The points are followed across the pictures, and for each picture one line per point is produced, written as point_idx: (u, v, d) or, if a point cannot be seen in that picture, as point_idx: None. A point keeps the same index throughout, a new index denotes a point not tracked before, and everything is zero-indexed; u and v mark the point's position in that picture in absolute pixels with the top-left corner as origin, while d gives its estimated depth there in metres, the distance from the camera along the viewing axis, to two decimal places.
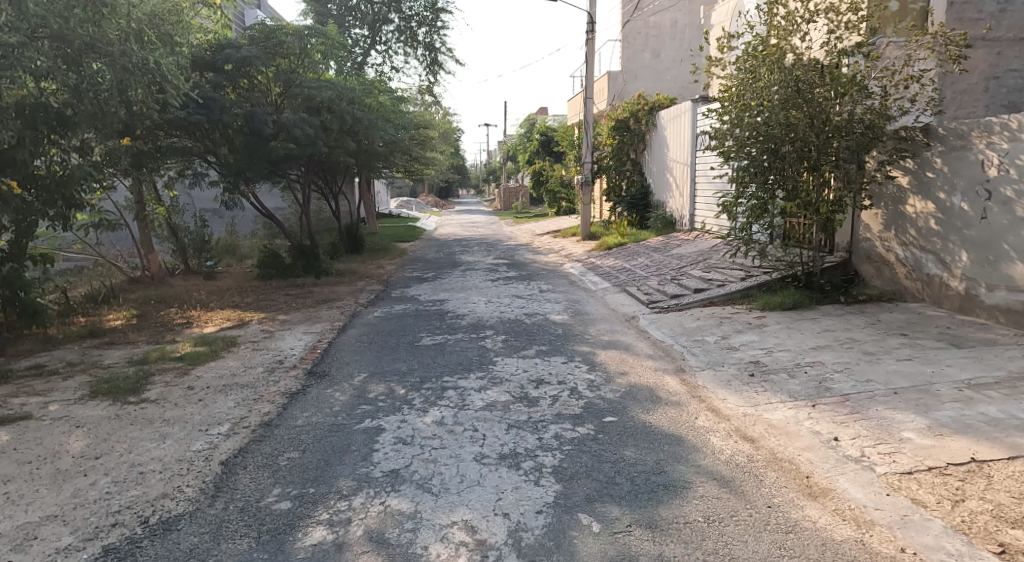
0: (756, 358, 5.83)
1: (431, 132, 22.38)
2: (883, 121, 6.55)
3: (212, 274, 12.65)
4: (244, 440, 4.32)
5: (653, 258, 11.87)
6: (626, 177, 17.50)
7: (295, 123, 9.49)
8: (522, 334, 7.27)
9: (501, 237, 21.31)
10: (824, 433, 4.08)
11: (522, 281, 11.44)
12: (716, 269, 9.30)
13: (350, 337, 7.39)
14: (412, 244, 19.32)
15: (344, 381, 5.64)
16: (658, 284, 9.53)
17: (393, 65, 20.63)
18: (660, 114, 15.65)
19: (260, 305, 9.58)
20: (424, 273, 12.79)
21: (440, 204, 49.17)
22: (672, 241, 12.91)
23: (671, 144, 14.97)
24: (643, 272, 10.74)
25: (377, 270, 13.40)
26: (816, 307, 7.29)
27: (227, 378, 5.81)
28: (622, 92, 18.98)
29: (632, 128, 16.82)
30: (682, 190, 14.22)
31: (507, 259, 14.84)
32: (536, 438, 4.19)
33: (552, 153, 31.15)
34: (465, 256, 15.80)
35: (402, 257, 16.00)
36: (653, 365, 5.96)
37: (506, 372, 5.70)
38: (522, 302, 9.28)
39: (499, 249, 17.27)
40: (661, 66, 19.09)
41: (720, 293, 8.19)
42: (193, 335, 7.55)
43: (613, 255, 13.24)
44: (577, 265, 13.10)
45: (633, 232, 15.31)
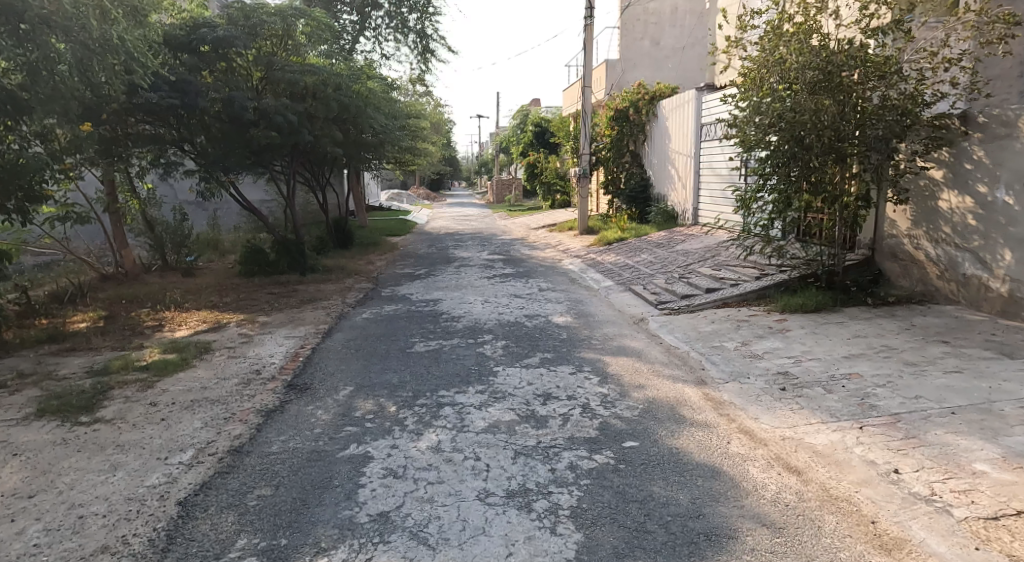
0: (784, 368, 5.29)
1: (422, 122, 21.71)
2: (918, 107, 6.00)
3: (191, 271, 11.97)
4: (207, 473, 3.72)
5: (657, 254, 11.33)
6: (625, 170, 16.94)
7: (276, 109, 8.82)
8: (524, 339, 6.68)
9: (495, 231, 20.72)
10: (881, 463, 3.53)
11: (520, 279, 10.87)
12: (727, 267, 8.78)
13: (335, 343, 6.77)
14: (404, 238, 18.69)
15: (327, 396, 5.04)
16: (666, 283, 8.97)
17: (382, 52, 19.92)
18: (662, 104, 15.12)
19: (240, 305, 8.93)
20: (416, 270, 12.17)
21: (432, 196, 48.45)
22: (676, 237, 12.38)
23: (673, 135, 14.43)
24: (648, 270, 10.20)
25: (367, 267, 12.77)
26: (840, 309, 6.76)
27: (196, 392, 5.20)
28: (619, 82, 18.47)
29: (632, 119, 16.26)
30: (685, 183, 13.68)
31: (503, 255, 14.24)
32: (548, 471, 3.61)
33: (547, 145, 30.52)
34: (458, 251, 15.19)
35: (393, 252, 15.38)
36: (670, 375, 5.40)
37: (509, 385, 5.13)
38: (521, 302, 8.71)
39: (494, 244, 16.68)
40: (660, 55, 18.50)
41: (734, 293, 7.66)
42: (163, 340, 6.91)
43: (614, 251, 12.68)
44: (577, 261, 12.54)
45: (634, 227, 14.77)
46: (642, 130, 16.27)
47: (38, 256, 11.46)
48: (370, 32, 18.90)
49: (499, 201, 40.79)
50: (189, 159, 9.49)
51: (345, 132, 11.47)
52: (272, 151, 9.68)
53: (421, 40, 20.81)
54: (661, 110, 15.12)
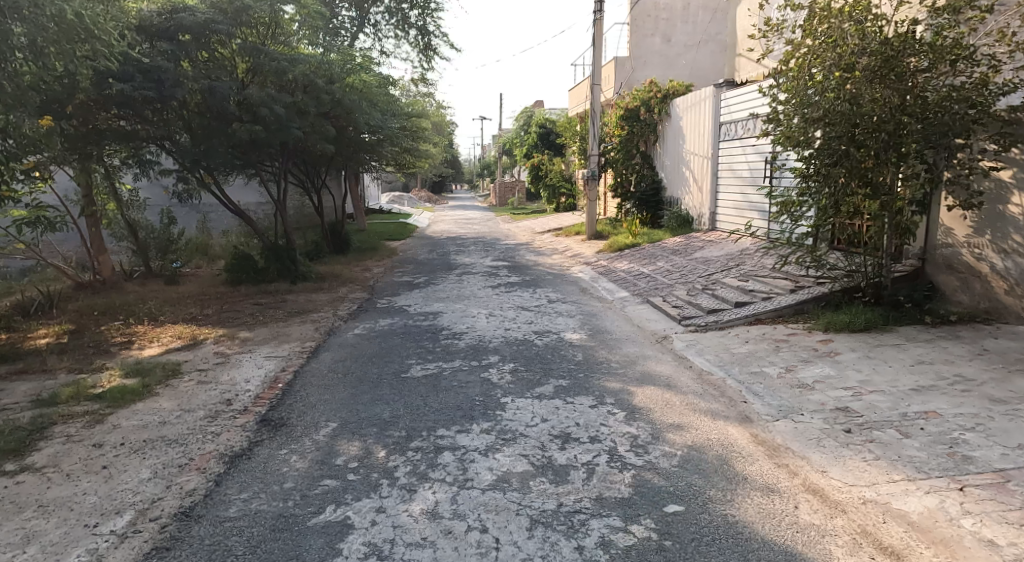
0: (842, 402, 4.51)
1: (423, 122, 21.01)
2: (990, 96, 5.20)
3: (174, 278, 11.22)
4: (142, 549, 2.94)
5: (673, 263, 10.57)
6: (635, 172, 16.18)
7: (261, 102, 8.07)
8: (535, 362, 5.91)
9: (499, 235, 19.97)
10: (1004, 544, 2.74)
11: (527, 288, 10.11)
12: (755, 278, 8.02)
13: (322, 364, 5.99)
14: (404, 243, 17.95)
15: (305, 436, 4.27)
16: (689, 295, 8.19)
17: (382, 50, 19.22)
18: (676, 102, 14.33)
19: (222, 318, 8.16)
20: (416, 278, 11.42)
21: (433, 199, 47.76)
22: (692, 243, 11.62)
23: (689, 135, 13.65)
24: (665, 281, 9.44)
25: (363, 274, 12.02)
26: (892, 328, 5.98)
27: (152, 429, 4.42)
28: (629, 80, 17.68)
29: (643, 118, 15.50)
30: (701, 185, 12.92)
31: (508, 261, 13.46)
32: (575, 550, 2.84)
33: (550, 147, 29.79)
34: (460, 257, 14.43)
35: (392, 258, 14.64)
36: (707, 410, 4.63)
37: (520, 423, 4.35)
38: (529, 317, 7.93)
39: (498, 249, 15.90)
40: (671, 52, 17.76)
41: (767, 308, 6.89)
42: (128, 361, 6.15)
43: (626, 258, 11.92)
44: (586, 269, 11.78)
45: (646, 232, 14.02)
46: (654, 130, 15.49)
47: (11, 262, 10.71)
48: (369, 29, 18.20)
49: (502, 204, 40.08)
50: (169, 158, 8.76)
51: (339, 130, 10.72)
52: (258, 148, 8.93)
53: (422, 37, 20.10)
54: (675, 108, 14.34)
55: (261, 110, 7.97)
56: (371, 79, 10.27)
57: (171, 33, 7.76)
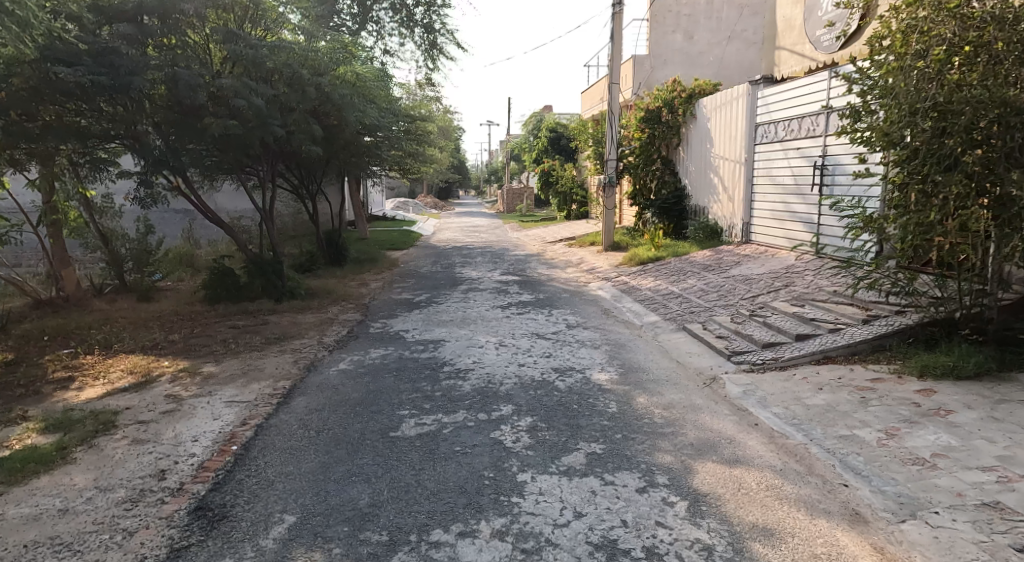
0: (988, 492, 3.28)
1: (428, 125, 19.91)
2: None
3: (149, 294, 10.10)
4: None
5: (706, 280, 9.38)
6: (656, 178, 15.01)
7: (236, 95, 6.95)
8: (558, 415, 4.72)
9: (508, 245, 18.82)
10: None
11: (541, 309, 8.94)
12: (813, 304, 6.82)
13: (293, 414, 4.83)
14: (406, 253, 16.84)
15: (249, 539, 3.08)
16: (733, 322, 6.98)
17: (385, 48, 18.18)
18: (703, 101, 13.16)
19: (189, 345, 7.03)
20: (417, 295, 10.28)
21: (439, 205, 46.68)
22: (725, 258, 10.42)
23: (717, 137, 12.48)
24: (700, 303, 8.24)
25: (358, 290, 10.89)
26: (1008, 375, 4.75)
27: (44, 524, 3.24)
28: (649, 80, 16.54)
29: (666, 120, 14.34)
30: (733, 193, 11.75)
31: (518, 276, 12.31)
32: None
33: (562, 152, 28.63)
34: (466, 270, 13.28)
35: (393, 270, 13.51)
36: (798, 499, 3.41)
37: (547, 524, 3.16)
38: (547, 349, 6.74)
39: (507, 261, 14.74)
40: (694, 50, 16.61)
41: (839, 344, 5.68)
42: (57, 407, 5.01)
43: (650, 274, 10.73)
44: (606, 286, 10.61)
45: (670, 244, 12.83)
46: (677, 132, 14.31)
47: None
48: (372, 26, 17.15)
49: (510, 210, 38.94)
50: (134, 159, 7.66)
51: (331, 130, 9.62)
52: (236, 149, 7.83)
53: (428, 36, 19.03)
54: (702, 108, 13.17)
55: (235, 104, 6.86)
56: (367, 73, 9.15)
57: (132, 14, 6.67)
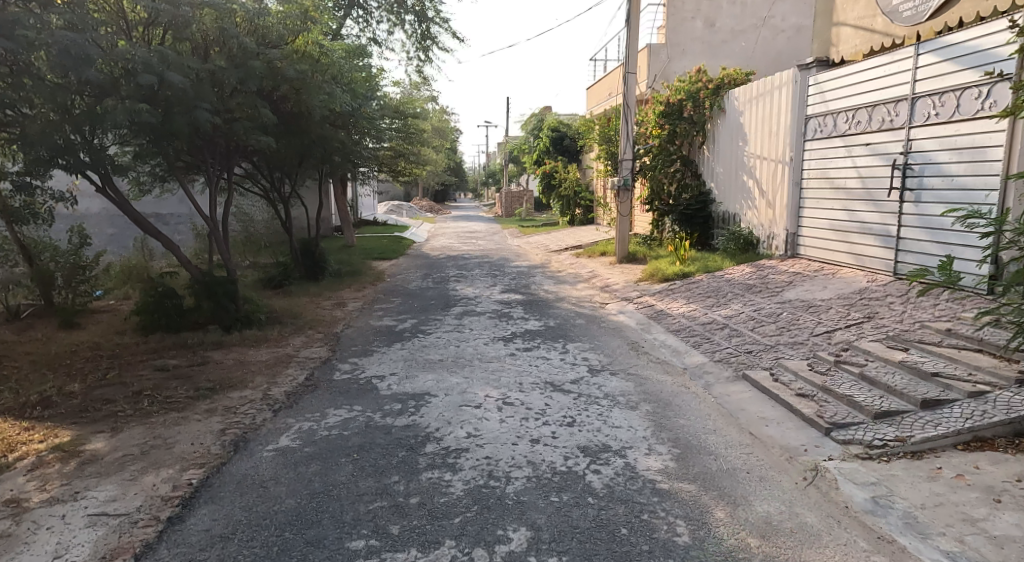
0: None
1: (421, 122, 18.17)
2: None
3: (75, 320, 8.33)
4: None
5: (753, 306, 7.67)
6: (676, 181, 13.36)
7: (148, 67, 5.18)
8: (602, 556, 2.96)
9: (508, 254, 17.09)
10: None
11: (553, 343, 7.21)
12: (923, 349, 5.08)
13: (182, 549, 3.06)
14: (395, 264, 15.09)
15: None
16: (814, 373, 5.21)
17: (374, 38, 16.47)
18: (734, 93, 11.51)
19: (88, 401, 5.27)
20: (400, 321, 8.53)
21: (435, 208, 44.77)
22: (771, 277, 8.72)
23: (755, 134, 10.79)
24: (755, 338, 6.52)
25: (331, 313, 9.16)
26: None
27: None
28: (664, 72, 14.98)
29: (689, 115, 12.66)
30: (776, 199, 10.09)
31: (522, 294, 10.58)
32: None
33: (564, 152, 26.90)
34: (461, 286, 11.55)
35: (376, 286, 11.78)
36: None
37: None
38: (567, 411, 4.99)
39: (508, 274, 13.00)
40: (715, 39, 15.03)
41: (996, 418, 3.93)
42: None
43: (680, 296, 8.99)
44: (628, 310, 8.89)
45: (697, 256, 11.15)
46: (702, 129, 12.63)
47: None
48: (359, 12, 15.45)
49: (509, 214, 37.21)
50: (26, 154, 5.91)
51: (298, 118, 7.91)
52: (161, 143, 6.08)
53: (420, 24, 17.28)
54: (733, 100, 11.52)
55: (147, 79, 5.11)
56: (338, 50, 7.43)
57: None
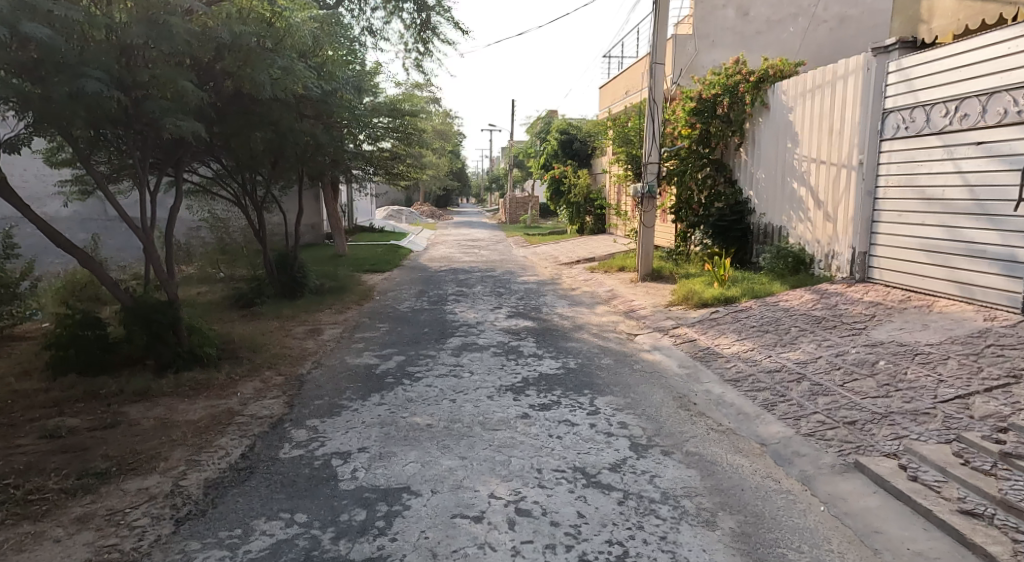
0: None
1: (420, 121, 16.60)
2: None
3: None
4: None
5: (829, 347, 6.04)
6: (711, 189, 11.85)
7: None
8: None
9: (515, 267, 15.47)
10: None
11: (578, 396, 5.58)
12: None
13: None
14: (388, 278, 13.50)
15: None
16: (974, 474, 3.54)
17: (368, 26, 14.92)
18: (781, 86, 9.96)
19: None
20: (384, 359, 6.91)
21: (436, 213, 43.14)
22: (842, 307, 7.10)
23: (807, 134, 9.19)
24: (849, 398, 4.89)
25: (303, 346, 7.54)
26: None
27: None
28: (692, 66, 13.47)
29: (726, 113, 11.12)
30: (835, 212, 8.50)
31: (532, 321, 8.95)
32: None
33: (575, 156, 25.25)
34: (461, 308, 9.94)
35: (363, 307, 10.18)
36: None
37: None
38: (612, 530, 3.32)
39: (515, 293, 11.38)
40: (748, 29, 13.51)
41: None
42: None
43: (729, 331, 7.35)
44: (664, 348, 7.25)
45: (739, 277, 9.56)
46: (741, 129, 11.05)
47: None
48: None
49: (514, 220, 35.56)
50: None
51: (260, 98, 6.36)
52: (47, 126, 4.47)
53: (419, 14, 15.71)
54: (779, 94, 9.96)
55: None
56: (305, 17, 5.84)
57: None
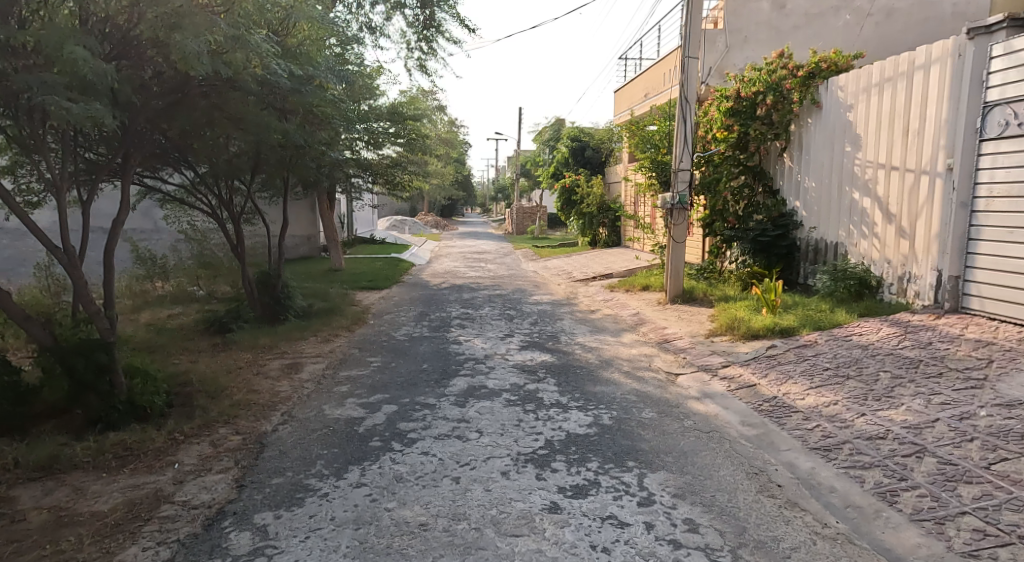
0: None
1: (422, 125, 15.31)
2: None
3: None
4: None
5: (945, 405, 4.65)
6: (748, 199, 10.53)
7: None
8: None
9: (525, 284, 14.12)
10: None
11: (622, 475, 4.21)
12: None
13: None
14: (386, 298, 12.18)
15: None
16: None
17: (366, 22, 13.67)
18: (836, 81, 8.64)
19: None
20: (370, 410, 5.55)
21: (440, 224, 41.89)
22: (939, 346, 5.72)
23: (873, 136, 7.86)
24: (1010, 492, 3.50)
25: (273, 391, 6.20)
26: None
27: None
28: (722, 64, 12.13)
29: (768, 114, 9.79)
30: (913, 226, 7.14)
31: (550, 355, 7.59)
32: None
33: (587, 164, 23.96)
34: (466, 336, 8.60)
35: (352, 334, 8.85)
36: None
37: None
38: None
39: (527, 317, 10.03)
40: (785, 23, 12.18)
41: None
42: None
43: (796, 374, 5.97)
44: (718, 395, 5.88)
45: (791, 302, 8.20)
46: (785, 131, 9.73)
47: None
48: None
49: (521, 232, 34.26)
50: None
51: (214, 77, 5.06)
52: None
53: (422, 11, 14.47)
54: (835, 91, 8.65)
55: None
56: None
57: None
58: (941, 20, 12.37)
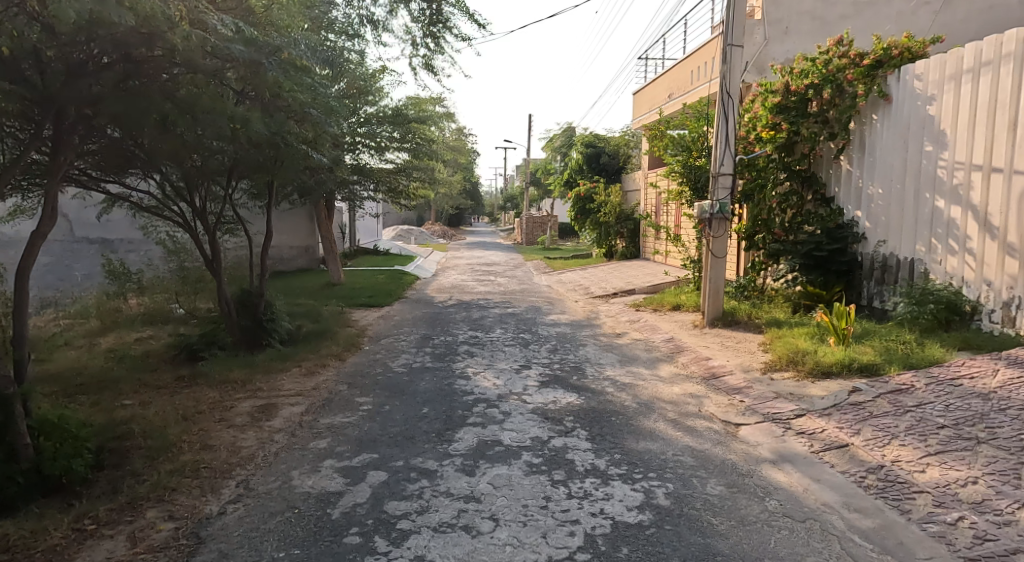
0: None
1: (428, 128, 14.10)
2: None
3: None
4: None
5: None
6: (797, 208, 9.22)
7: None
8: None
9: (539, 301, 12.83)
10: None
11: None
12: None
13: None
14: (386, 317, 10.92)
15: None
16: None
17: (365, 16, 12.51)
18: (912, 70, 7.32)
19: None
20: (351, 480, 4.26)
21: (446, 232, 40.63)
22: None
23: (966, 133, 6.53)
24: None
25: (233, 446, 4.92)
26: None
27: None
28: (761, 58, 10.84)
29: (824, 109, 8.49)
30: None
31: (576, 395, 6.28)
32: None
33: (602, 172, 22.72)
34: (474, 368, 7.30)
35: (342, 364, 7.57)
36: None
37: None
38: None
39: (545, 343, 8.71)
40: (831, 11, 10.90)
41: None
42: None
43: (903, 432, 4.64)
44: (801, 459, 4.55)
45: (864, 329, 6.88)
46: (844, 130, 8.40)
47: None
48: None
49: (529, 241, 32.95)
50: None
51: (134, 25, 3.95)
52: None
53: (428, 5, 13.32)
54: (910, 81, 7.32)
55: None
56: None
57: None
58: (1006, 8, 11.09)
